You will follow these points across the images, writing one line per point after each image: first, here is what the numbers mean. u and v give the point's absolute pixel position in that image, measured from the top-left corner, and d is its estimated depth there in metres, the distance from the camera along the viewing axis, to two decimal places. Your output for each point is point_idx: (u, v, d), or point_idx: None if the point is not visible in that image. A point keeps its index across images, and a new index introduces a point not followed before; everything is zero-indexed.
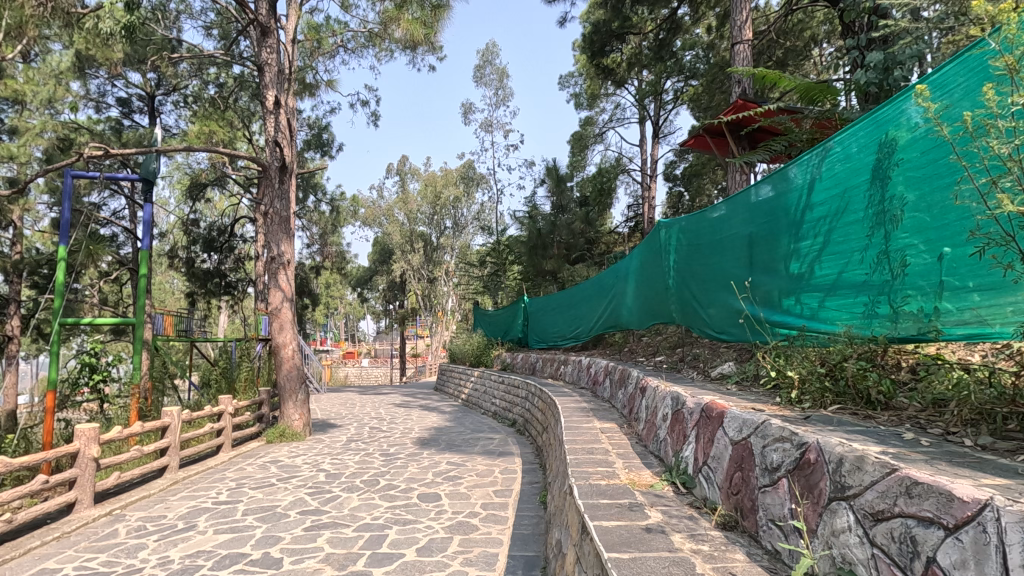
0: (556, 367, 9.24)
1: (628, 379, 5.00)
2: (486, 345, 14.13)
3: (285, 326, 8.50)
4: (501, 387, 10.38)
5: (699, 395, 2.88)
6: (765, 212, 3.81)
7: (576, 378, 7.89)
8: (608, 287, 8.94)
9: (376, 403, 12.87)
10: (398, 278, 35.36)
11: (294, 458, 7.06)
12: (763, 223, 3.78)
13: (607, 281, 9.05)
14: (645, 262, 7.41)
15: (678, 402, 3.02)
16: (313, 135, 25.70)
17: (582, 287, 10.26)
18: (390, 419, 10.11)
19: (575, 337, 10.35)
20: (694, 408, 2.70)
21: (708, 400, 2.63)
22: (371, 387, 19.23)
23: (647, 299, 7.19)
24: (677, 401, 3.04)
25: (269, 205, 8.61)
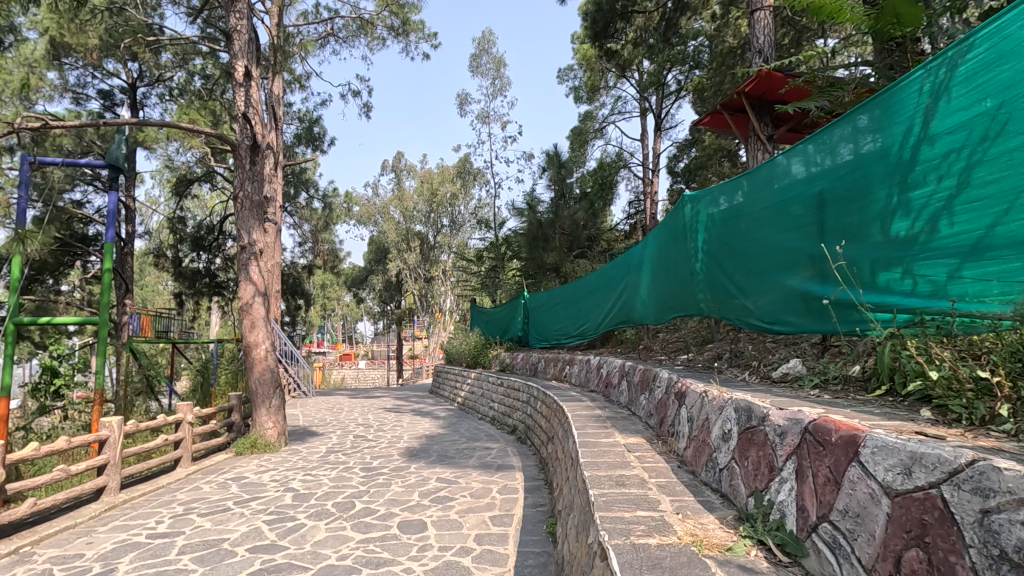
0: (561, 368, 8.33)
1: (653, 382, 4.10)
2: (484, 344, 13.22)
3: (257, 324, 7.60)
4: (500, 390, 9.47)
5: (786, 406, 1.99)
6: (838, 162, 2.93)
7: (584, 380, 6.97)
8: (616, 280, 8.08)
9: (366, 408, 11.96)
10: (394, 278, 34.45)
11: (262, 473, 6.15)
12: (838, 175, 2.91)
13: (615, 274, 8.19)
14: (659, 250, 6.59)
15: (750, 415, 2.12)
16: (304, 129, 24.79)
17: (587, 281, 9.39)
18: (377, 426, 9.19)
19: (580, 334, 9.46)
20: (787, 426, 1.81)
21: (812, 414, 1.74)
22: (364, 390, 18.29)
23: (662, 290, 6.34)
24: (748, 413, 2.15)
25: (240, 189, 7.72)
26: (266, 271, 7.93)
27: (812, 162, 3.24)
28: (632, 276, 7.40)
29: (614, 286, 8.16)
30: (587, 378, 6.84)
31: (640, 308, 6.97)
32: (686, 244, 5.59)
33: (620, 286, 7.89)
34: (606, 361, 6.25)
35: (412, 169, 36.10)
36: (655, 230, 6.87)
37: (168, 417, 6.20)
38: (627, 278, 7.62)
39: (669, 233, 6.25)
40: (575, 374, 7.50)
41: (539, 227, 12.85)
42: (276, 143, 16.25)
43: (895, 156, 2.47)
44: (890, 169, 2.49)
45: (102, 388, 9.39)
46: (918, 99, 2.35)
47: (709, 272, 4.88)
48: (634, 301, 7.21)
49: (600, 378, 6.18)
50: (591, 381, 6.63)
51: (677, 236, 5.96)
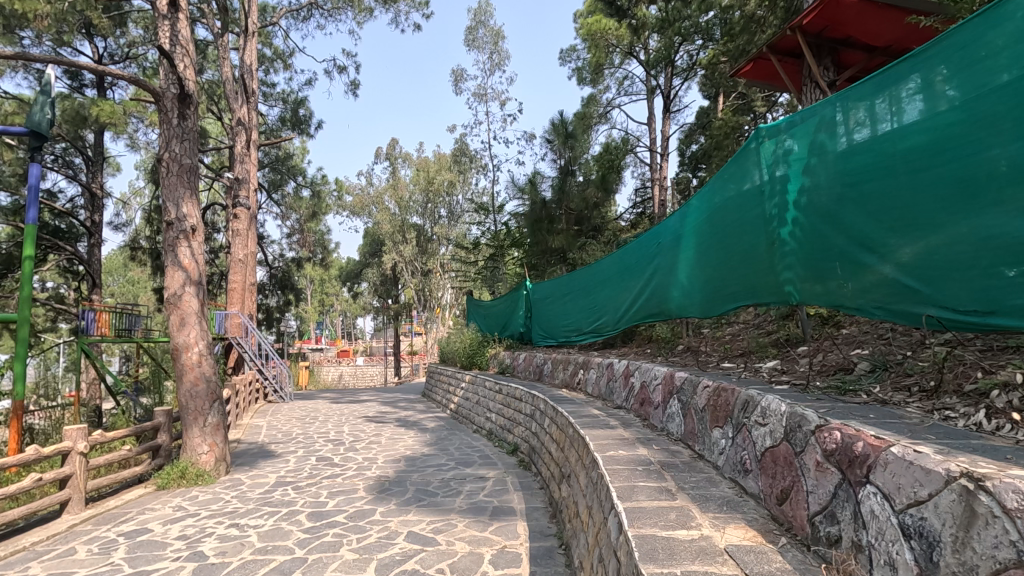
0: (574, 374, 6.72)
1: (738, 412, 2.53)
2: (481, 342, 11.57)
3: (188, 320, 5.97)
4: (498, 398, 7.89)
5: None
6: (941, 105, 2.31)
7: (607, 392, 5.35)
8: (635, 270, 6.67)
9: (345, 417, 10.39)
10: (390, 272, 32.85)
11: (174, 522, 4.55)
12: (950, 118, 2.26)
13: (631, 264, 6.82)
14: (690, 231, 5.31)
15: None
16: (289, 111, 23.16)
17: (596, 272, 7.95)
18: (350, 443, 7.60)
19: (592, 332, 7.93)
20: None
21: None
22: (351, 392, 16.69)
23: (700, 279, 5.06)
24: None
25: (165, 149, 6.07)
26: (204, 252, 6.31)
27: (861, 125, 2.80)
28: (654, 266, 6.07)
29: (633, 277, 6.72)
30: (609, 390, 5.26)
31: (673, 300, 5.55)
32: (730, 224, 4.47)
33: (640, 278, 6.50)
34: (637, 365, 4.65)
35: (407, 158, 34.37)
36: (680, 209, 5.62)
37: (47, 447, 4.59)
38: (648, 267, 6.26)
39: (702, 213, 5.04)
40: (592, 381, 5.92)
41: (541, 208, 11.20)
42: (249, 120, 14.62)
43: (998, 93, 2.05)
44: (996, 112, 2.05)
45: (19, 397, 7.80)
46: (1015, 24, 1.98)
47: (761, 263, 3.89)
48: (660, 295, 5.85)
49: (632, 392, 4.57)
50: (616, 393, 5.05)
51: (713, 217, 4.81)
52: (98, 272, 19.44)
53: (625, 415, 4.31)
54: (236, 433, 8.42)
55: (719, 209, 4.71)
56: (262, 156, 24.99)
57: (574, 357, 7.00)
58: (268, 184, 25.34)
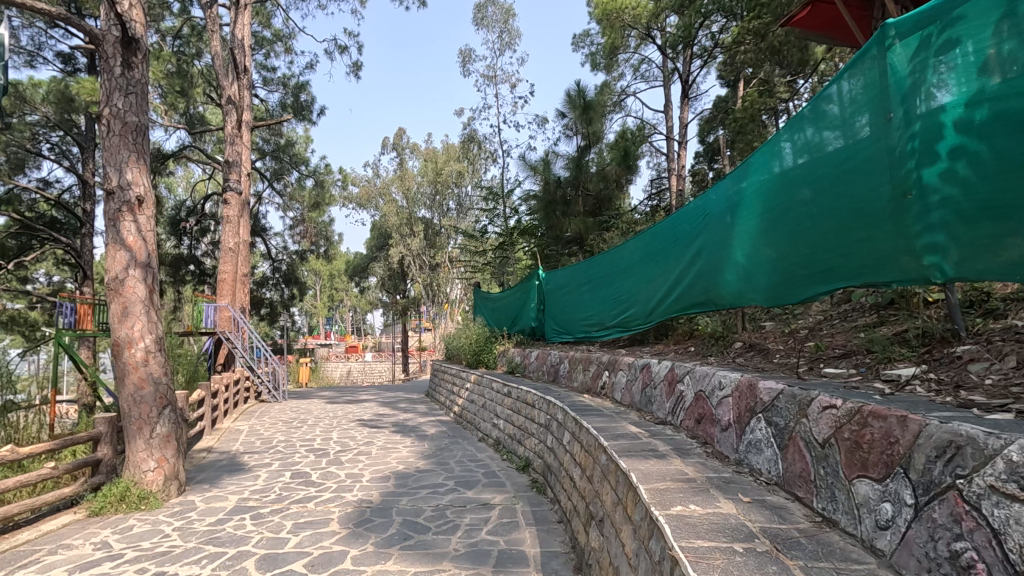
0: (596, 376, 5.64)
1: (925, 460, 1.44)
2: (489, 338, 10.50)
3: (132, 310, 4.94)
4: (507, 403, 6.81)
5: None
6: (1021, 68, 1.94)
7: (642, 402, 4.26)
8: (665, 255, 5.68)
9: (338, 419, 9.38)
10: (397, 266, 31.90)
11: (87, 567, 3.54)
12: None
13: (659, 249, 5.85)
14: (734, 206, 4.42)
15: None
16: (291, 98, 22.25)
17: (616, 261, 6.97)
18: (333, 454, 6.54)
19: (614, 327, 6.85)
20: None
21: None
22: (351, 390, 15.70)
23: (756, 260, 4.12)
24: None
25: (105, 104, 5.04)
26: (156, 229, 5.28)
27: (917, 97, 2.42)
28: (690, 250, 5.14)
29: (662, 263, 5.74)
30: (648, 399, 4.17)
31: (726, 286, 4.48)
32: (785, 197, 3.71)
33: (672, 265, 5.52)
34: (686, 368, 3.55)
35: (414, 149, 33.28)
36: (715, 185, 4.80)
37: None
38: (683, 251, 5.32)
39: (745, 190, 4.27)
40: (620, 387, 4.86)
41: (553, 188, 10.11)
42: (240, 99, 13.62)
43: None
44: None
45: None
46: None
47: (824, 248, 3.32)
48: (702, 280, 4.87)
49: (682, 403, 3.48)
50: (657, 404, 3.96)
51: (760, 193, 4.05)
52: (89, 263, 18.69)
53: (675, 436, 3.22)
54: (209, 439, 7.43)
55: (765, 185, 3.97)
56: (263, 143, 24.05)
57: (595, 355, 5.92)
58: (269, 173, 24.42)
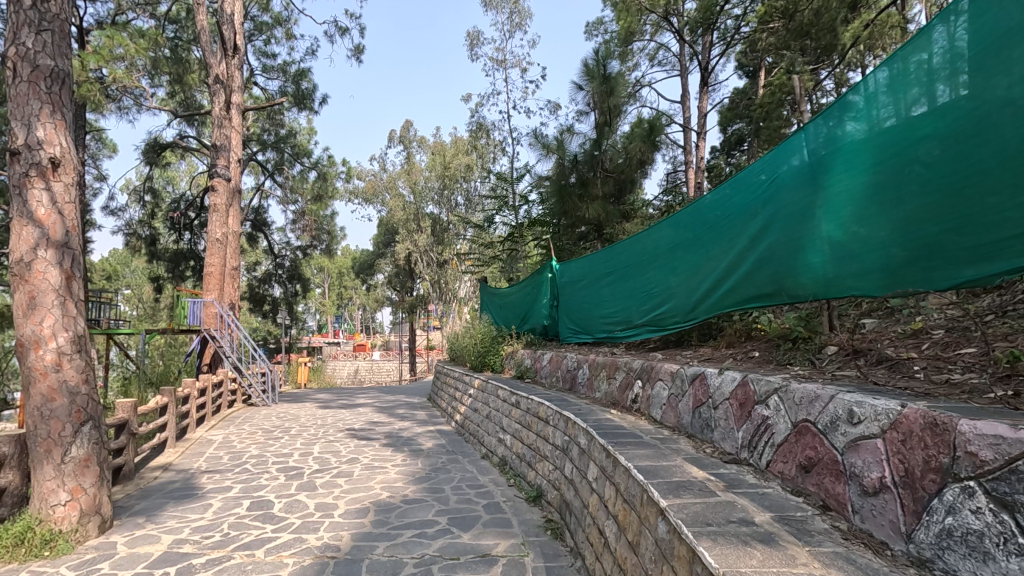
0: (627, 387, 4.56)
1: None
2: (496, 337, 9.42)
3: (40, 300, 3.90)
4: (515, 415, 5.73)
5: None
6: None
7: (698, 427, 3.16)
8: (704, 242, 4.72)
9: (325, 428, 8.36)
10: (405, 262, 30.94)
11: None
12: None
13: (693, 238, 4.91)
14: (815, 171, 3.40)
15: None
16: (292, 87, 21.41)
17: (637, 253, 6.02)
18: (306, 476, 5.47)
19: (641, 328, 5.77)
20: None
21: None
22: (351, 392, 14.73)
23: (841, 244, 3.18)
24: None
25: (11, 41, 4.00)
26: (79, 201, 4.26)
27: None
28: (734, 239, 4.24)
29: (699, 254, 4.78)
30: (706, 424, 3.06)
31: (803, 274, 3.46)
32: (847, 174, 3.15)
33: (714, 256, 4.53)
34: (777, 385, 2.44)
35: (422, 143, 32.22)
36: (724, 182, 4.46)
37: None
38: (725, 239, 4.37)
39: (803, 166, 3.51)
40: (661, 403, 3.78)
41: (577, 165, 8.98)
42: (228, 78, 12.72)
43: None
44: None
45: None
46: None
47: (946, 225, 2.56)
48: (760, 272, 3.89)
49: (770, 438, 2.37)
50: (722, 433, 2.86)
51: (817, 170, 3.38)
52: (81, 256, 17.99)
53: (769, 492, 2.11)
54: (172, 453, 6.45)
55: (822, 161, 3.35)
56: (264, 135, 23.23)
57: (623, 359, 4.83)
58: (271, 165, 23.92)
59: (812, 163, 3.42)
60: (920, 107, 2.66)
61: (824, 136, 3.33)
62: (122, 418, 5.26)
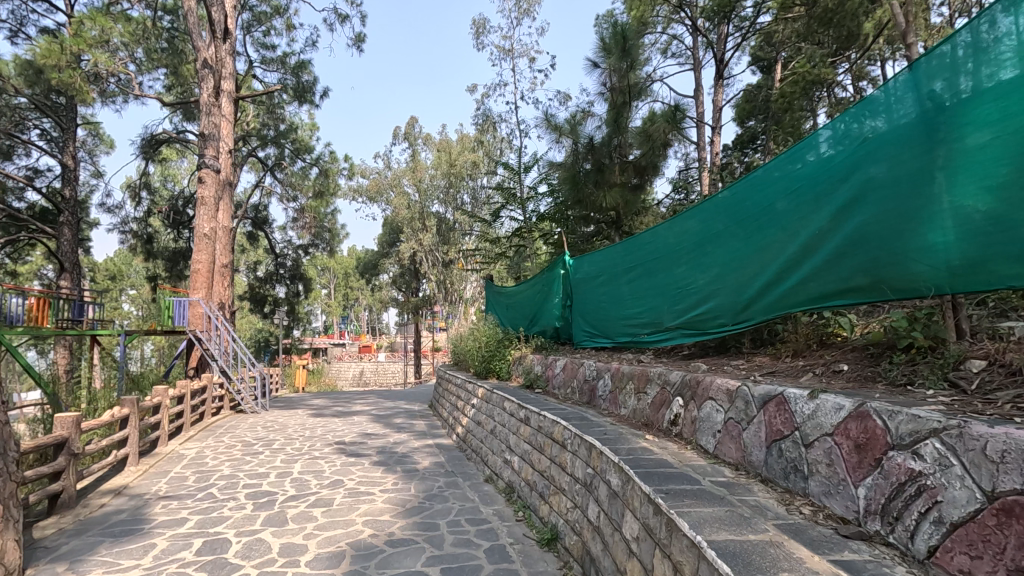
0: (664, 404, 3.69)
1: None
2: (501, 339, 8.57)
3: None
4: (524, 434, 4.88)
5: None
6: None
7: (779, 471, 2.29)
8: (758, 228, 3.83)
9: (312, 441, 7.53)
10: (410, 262, 30.21)
11: None
12: None
13: (736, 230, 4.09)
14: (929, 123, 2.49)
15: None
16: (294, 81, 20.75)
17: (662, 248, 5.20)
18: (277, 506, 4.63)
19: (674, 331, 4.89)
20: None
21: None
22: (349, 398, 13.93)
23: (971, 221, 2.29)
24: None
25: None
26: None
27: None
28: (799, 227, 3.39)
29: (748, 247, 3.94)
30: (793, 464, 2.19)
31: (909, 267, 2.58)
32: (969, 132, 2.30)
33: (769, 249, 3.69)
34: (936, 425, 1.58)
35: (427, 140, 31.43)
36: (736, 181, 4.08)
37: None
38: (785, 228, 3.53)
39: (886, 136, 2.73)
40: (716, 431, 2.92)
41: (595, 149, 8.08)
42: (218, 64, 11.98)
43: None
44: None
45: None
46: None
47: None
48: (845, 265, 3.00)
49: (930, 508, 1.52)
50: (824, 486, 1.99)
51: (896, 143, 2.67)
52: (70, 254, 17.33)
53: None
54: (131, 472, 5.63)
55: (895, 136, 2.68)
56: (265, 130, 22.54)
57: (657, 368, 3.97)
58: (271, 161, 23.35)
59: (898, 130, 2.66)
60: (941, 101, 2.43)
61: (937, 82, 2.45)
62: (61, 436, 4.43)
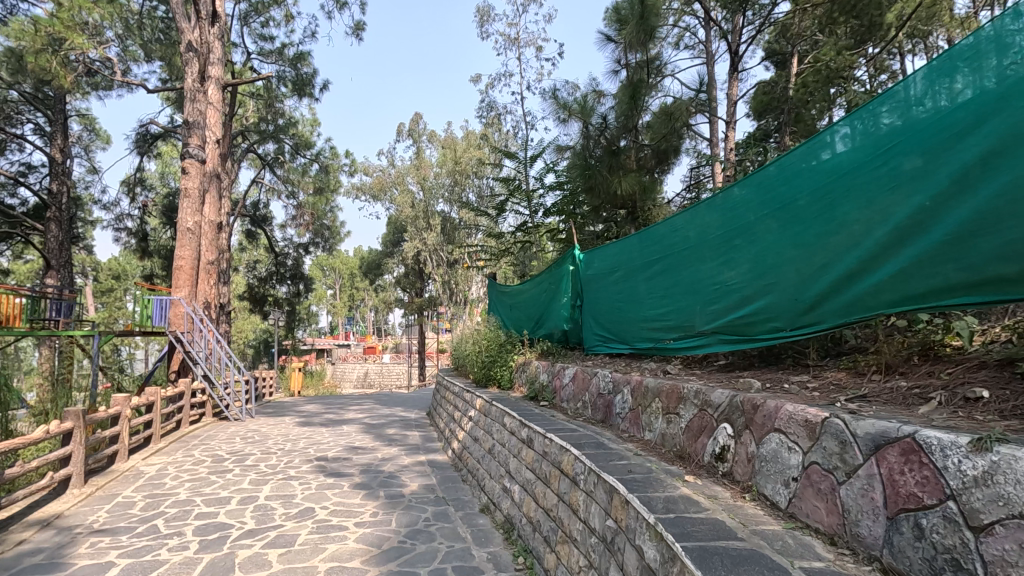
0: (705, 432, 2.87)
1: None
2: (503, 343, 7.75)
3: None
4: (526, 460, 4.08)
5: None
6: None
7: (921, 566, 1.47)
8: (820, 209, 3.01)
9: (291, 456, 6.74)
10: (414, 262, 29.42)
11: None
12: None
13: (773, 223, 3.40)
14: None
15: None
16: (293, 74, 20.05)
17: (680, 244, 4.51)
18: (226, 546, 3.83)
19: (709, 338, 4.00)
20: None
21: None
22: (344, 404, 13.12)
23: None
24: None
25: None
26: None
27: None
28: (866, 219, 2.68)
29: (793, 244, 3.22)
30: (952, 557, 1.38)
31: None
32: None
33: (824, 246, 2.97)
34: None
35: (432, 137, 30.63)
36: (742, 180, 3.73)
37: None
38: (844, 220, 2.82)
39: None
40: (788, 478, 2.11)
41: (607, 130, 7.29)
42: (204, 47, 11.25)
43: None
44: None
45: None
46: None
47: None
48: (957, 260, 2.22)
49: None
50: None
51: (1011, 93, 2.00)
52: (56, 252, 16.69)
53: None
54: (72, 496, 4.89)
55: (977, 102, 2.13)
56: (263, 125, 21.84)
57: (694, 386, 3.14)
58: (270, 157, 22.68)
59: None
60: (995, 80, 2.06)
61: None
62: None
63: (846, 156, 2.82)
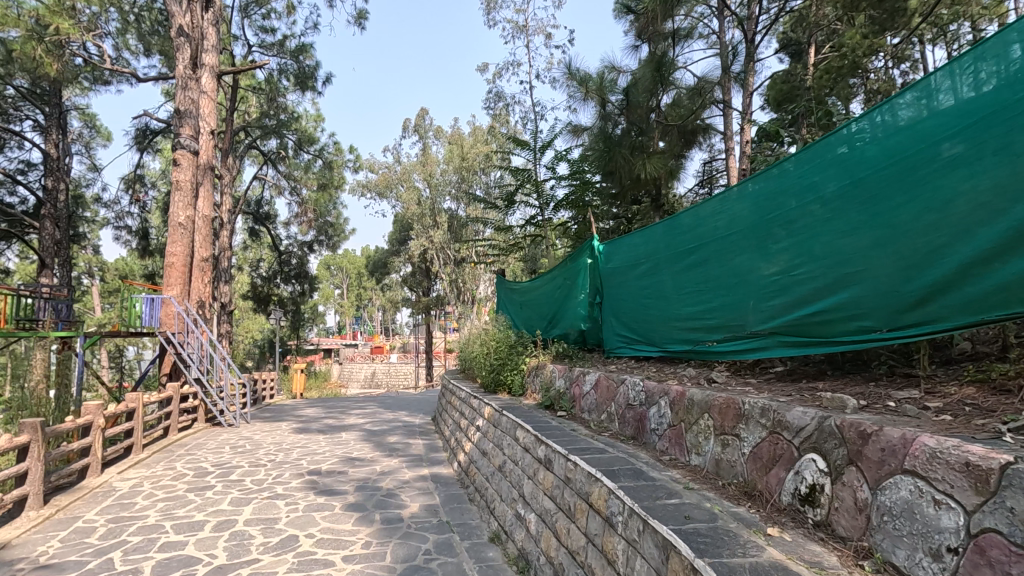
0: (782, 463, 2.21)
1: None
2: (513, 344, 7.11)
3: None
4: (545, 485, 3.43)
5: None
6: None
7: None
8: (899, 189, 2.43)
9: (280, 469, 6.14)
10: (421, 261, 28.91)
11: None
12: None
13: (818, 210, 2.93)
14: None
15: None
16: (295, 68, 19.53)
17: (707, 236, 3.99)
18: None
19: (768, 340, 3.31)
20: None
21: None
22: (345, 408, 12.55)
23: None
24: None
25: None
26: None
27: None
28: (969, 199, 2.11)
29: (849, 236, 2.72)
30: None
31: None
32: None
33: (894, 237, 2.46)
34: None
35: (438, 133, 30.05)
36: (758, 176, 3.46)
37: None
38: (937, 200, 2.25)
39: None
40: (939, 547, 1.47)
41: (633, 108, 6.62)
42: (196, 33, 10.71)
43: None
44: None
45: None
46: None
47: None
48: None
49: None
50: None
51: None
52: (52, 249, 16.24)
53: None
54: (26, 521, 4.30)
55: None
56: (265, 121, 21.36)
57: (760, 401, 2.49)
58: (273, 154, 22.21)
59: None
60: None
61: None
62: None
63: (866, 151, 2.59)
